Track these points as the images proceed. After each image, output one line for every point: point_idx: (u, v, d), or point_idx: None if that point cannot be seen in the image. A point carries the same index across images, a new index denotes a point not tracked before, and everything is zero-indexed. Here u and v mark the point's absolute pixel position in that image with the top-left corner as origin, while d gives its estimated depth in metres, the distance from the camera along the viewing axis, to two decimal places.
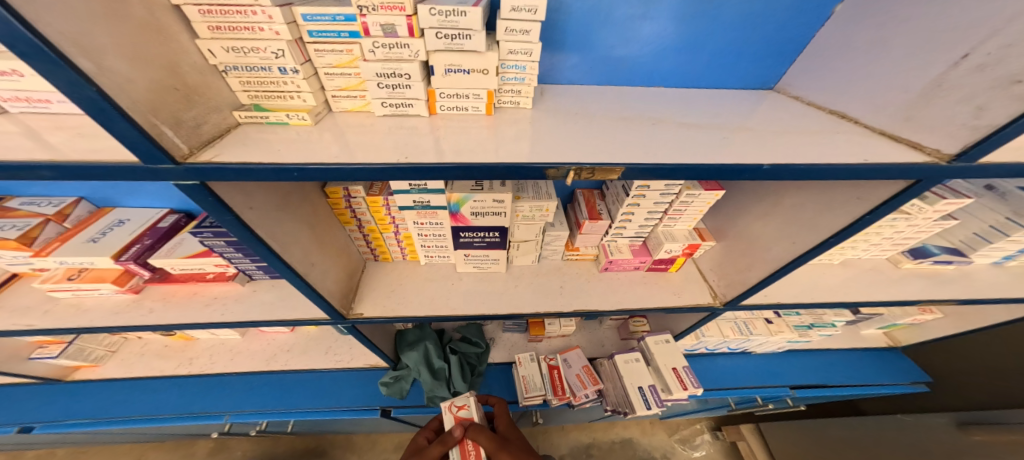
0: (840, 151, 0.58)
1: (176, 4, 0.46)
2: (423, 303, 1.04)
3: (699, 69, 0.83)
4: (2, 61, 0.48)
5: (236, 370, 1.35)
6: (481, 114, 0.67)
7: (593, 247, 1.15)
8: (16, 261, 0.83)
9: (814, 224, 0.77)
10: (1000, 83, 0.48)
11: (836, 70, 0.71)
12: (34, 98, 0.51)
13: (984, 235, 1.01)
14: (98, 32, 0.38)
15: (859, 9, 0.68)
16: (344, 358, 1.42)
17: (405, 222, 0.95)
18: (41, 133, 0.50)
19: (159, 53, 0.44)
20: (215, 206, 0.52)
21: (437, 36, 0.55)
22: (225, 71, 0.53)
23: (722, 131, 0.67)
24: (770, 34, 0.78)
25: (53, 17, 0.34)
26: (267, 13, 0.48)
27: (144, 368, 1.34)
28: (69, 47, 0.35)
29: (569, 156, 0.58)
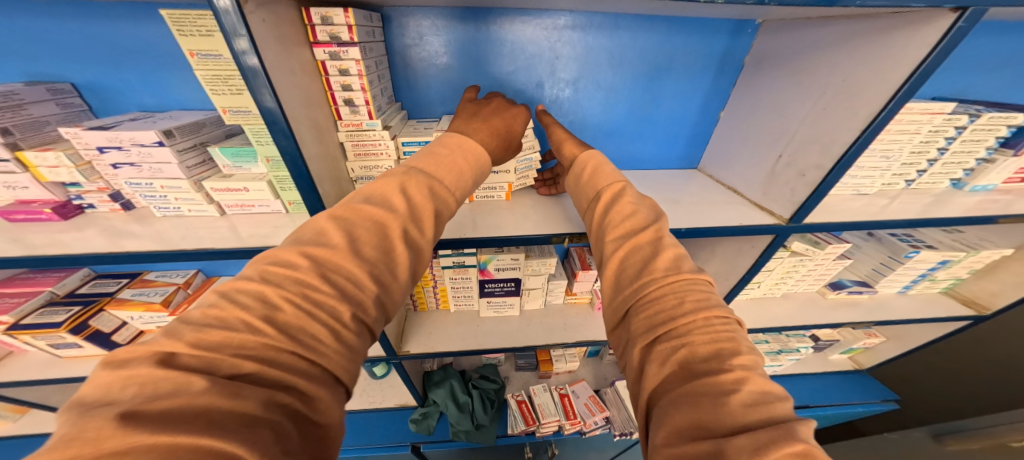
0: (726, 215, 0.93)
1: (342, 142, 0.85)
2: (454, 341, 1.30)
3: (645, 151, 1.23)
4: (239, 184, 0.82)
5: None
6: (501, 199, 1.04)
7: (587, 292, 1.44)
8: (151, 319, 1.11)
9: (736, 267, 1.09)
10: (797, 174, 0.87)
11: (727, 158, 1.11)
12: (246, 204, 0.85)
13: (879, 270, 1.31)
14: (324, 172, 0.75)
15: (731, 120, 1.10)
16: (377, 400, 1.61)
17: (442, 277, 1.26)
18: (246, 227, 0.84)
19: (337, 176, 0.82)
20: None
21: None
22: (357, 180, 0.91)
23: (661, 203, 1.02)
24: (688, 132, 1.20)
25: (314, 166, 0.71)
26: (386, 144, 0.87)
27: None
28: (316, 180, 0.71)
29: (561, 227, 0.91)
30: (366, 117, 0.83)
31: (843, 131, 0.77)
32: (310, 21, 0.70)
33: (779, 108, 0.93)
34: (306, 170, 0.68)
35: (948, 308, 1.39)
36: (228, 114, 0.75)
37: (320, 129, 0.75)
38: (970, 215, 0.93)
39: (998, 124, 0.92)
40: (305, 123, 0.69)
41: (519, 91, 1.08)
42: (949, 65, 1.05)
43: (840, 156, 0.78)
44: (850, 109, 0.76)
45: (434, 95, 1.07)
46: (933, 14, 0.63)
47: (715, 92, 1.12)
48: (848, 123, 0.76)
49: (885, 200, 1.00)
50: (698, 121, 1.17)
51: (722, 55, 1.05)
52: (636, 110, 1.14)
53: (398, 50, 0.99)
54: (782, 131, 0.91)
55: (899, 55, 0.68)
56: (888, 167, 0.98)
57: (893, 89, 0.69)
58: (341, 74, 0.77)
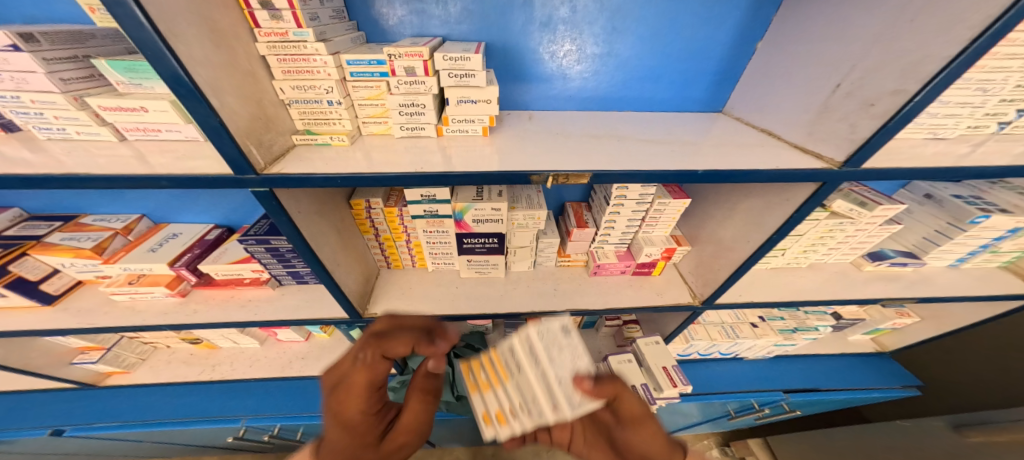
0: (761, 159, 0.73)
1: (263, 55, 0.65)
2: (429, 305, 1.16)
3: (662, 94, 0.99)
4: (133, 101, 0.64)
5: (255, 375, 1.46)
6: (479, 136, 0.83)
7: (583, 254, 1.28)
8: (84, 268, 0.98)
9: (761, 225, 0.88)
10: (863, 106, 0.65)
11: (761, 91, 0.88)
12: (150, 127, 0.68)
13: (933, 238, 1.13)
14: (224, 81, 0.56)
15: (773, 47, 0.85)
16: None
17: (416, 231, 1.11)
18: (149, 155, 0.67)
19: (254, 93, 0.62)
20: (279, 209, 0.70)
21: (448, 75, 0.72)
22: (289, 104, 0.71)
23: (674, 145, 0.83)
24: (720, 68, 0.95)
25: (201, 68, 0.51)
26: (323, 60, 0.67)
27: (170, 374, 1.46)
28: (204, 87, 0.51)
29: (552, 167, 0.73)
30: (292, 24, 0.63)
31: (947, 40, 0.54)
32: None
33: (842, 19, 0.68)
34: (181, 70, 0.48)
35: (1007, 286, 1.20)
36: (97, 15, 0.57)
37: (217, 25, 0.55)
38: None
39: None
40: (179, 8, 0.49)
41: (503, 5, 0.85)
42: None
43: (932, 77, 0.56)
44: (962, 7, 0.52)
45: (397, 13, 0.85)
46: None
47: (753, 15, 0.86)
48: (958, 27, 0.53)
49: (967, 146, 0.79)
50: (732, 55, 0.92)
51: None
52: (654, 37, 0.90)
53: None
54: (846, 51, 0.68)
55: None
56: (982, 104, 0.75)
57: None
58: None
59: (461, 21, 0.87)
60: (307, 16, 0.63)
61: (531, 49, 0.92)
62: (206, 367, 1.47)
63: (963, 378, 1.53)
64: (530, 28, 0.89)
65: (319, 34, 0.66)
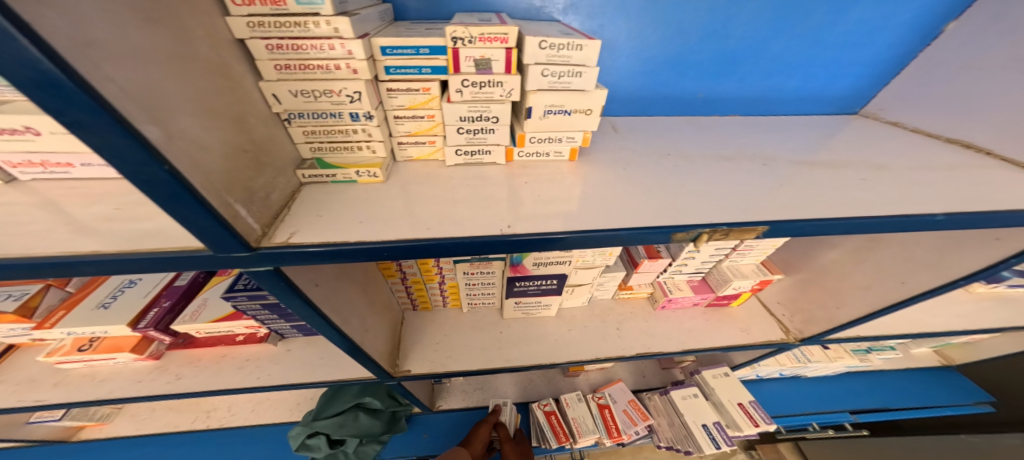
0: (990, 191, 0.52)
1: (241, 38, 0.39)
2: (474, 355, 0.95)
3: (785, 91, 0.76)
4: (12, 118, 0.38)
5: (257, 424, 1.23)
6: (565, 160, 0.60)
7: (648, 285, 1.07)
8: (11, 333, 0.73)
9: (936, 267, 0.72)
10: None
11: (955, 89, 0.65)
12: (52, 161, 0.42)
13: None
14: (171, 89, 0.30)
15: (986, 19, 0.61)
16: None
17: (453, 273, 0.87)
18: (68, 207, 0.41)
19: (227, 104, 0.37)
20: (286, 290, 0.46)
21: (543, 73, 0.47)
22: (288, 119, 0.46)
23: (841, 169, 0.60)
24: (875, 56, 0.71)
25: (115, 68, 0.25)
26: (346, 47, 0.41)
27: (156, 425, 1.23)
28: (129, 109, 0.26)
29: (695, 212, 0.51)
30: None
31: None
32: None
33: None
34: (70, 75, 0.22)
35: None
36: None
37: None
38: None
39: None
40: None
41: None
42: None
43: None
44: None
45: None
46: None
47: None
48: None
49: None
50: (901, 40, 0.68)
51: None
52: (800, 12, 0.64)
53: None
54: None
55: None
56: None
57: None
58: None
59: None
60: None
61: (625, 29, 0.65)
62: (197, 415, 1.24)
63: None
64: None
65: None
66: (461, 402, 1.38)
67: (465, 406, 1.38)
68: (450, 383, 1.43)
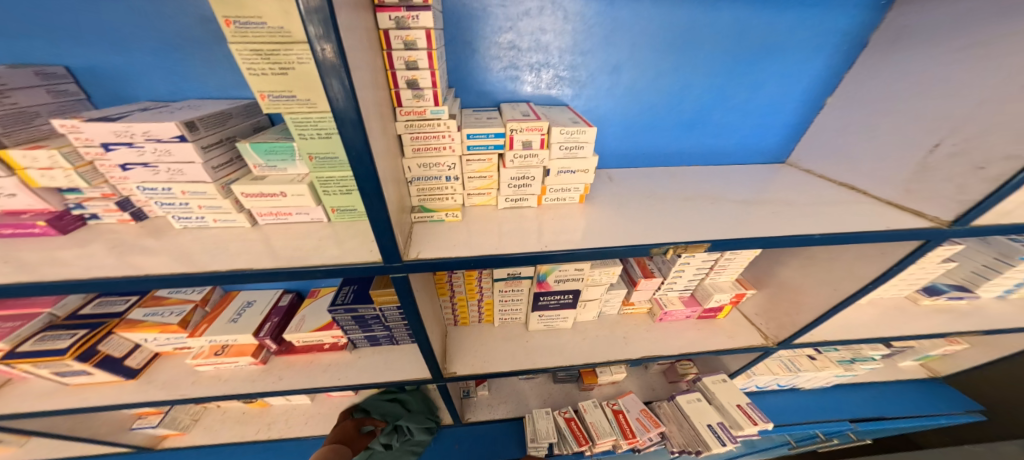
0: (860, 220, 0.76)
1: (399, 133, 0.64)
2: (505, 359, 1.18)
3: (728, 146, 1.06)
4: (275, 187, 0.65)
5: (312, 435, 1.39)
6: (574, 203, 0.89)
7: (647, 301, 1.32)
8: (166, 342, 0.98)
9: (852, 275, 0.97)
10: (972, 168, 0.67)
11: (840, 148, 0.93)
12: (282, 212, 0.69)
13: (983, 272, 1.21)
14: (387, 172, 0.56)
15: (846, 102, 0.92)
16: None
17: (490, 292, 1.16)
18: (287, 243, 0.67)
19: (396, 176, 0.63)
20: (406, 290, 0.71)
21: (560, 147, 0.76)
22: (411, 181, 0.72)
23: (767, 206, 0.86)
24: (784, 121, 1.01)
25: (382, 165, 0.52)
26: (451, 136, 0.67)
27: (227, 435, 1.39)
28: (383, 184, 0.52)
29: (666, 236, 0.76)
30: (431, 102, 0.62)
31: None
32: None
33: (939, 81, 0.73)
34: (375, 173, 0.49)
35: None
36: (233, 28, 0.50)
37: (382, 112, 0.56)
38: None
39: None
40: (372, 109, 0.50)
41: (605, 73, 0.91)
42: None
43: None
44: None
45: (495, 75, 0.88)
46: None
47: (833, 73, 0.92)
48: None
49: None
50: (799, 110, 0.99)
51: (845, 32, 0.86)
52: (729, 91, 0.96)
53: (456, 21, 0.80)
54: (943, 109, 0.72)
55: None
56: None
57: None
58: (407, 48, 0.56)
59: (551, 88, 0.92)
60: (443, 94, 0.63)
61: (608, 109, 0.97)
62: (261, 427, 1.41)
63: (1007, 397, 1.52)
64: (615, 91, 0.94)
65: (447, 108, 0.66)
66: (487, 414, 1.58)
67: (492, 417, 1.57)
68: (477, 398, 1.63)
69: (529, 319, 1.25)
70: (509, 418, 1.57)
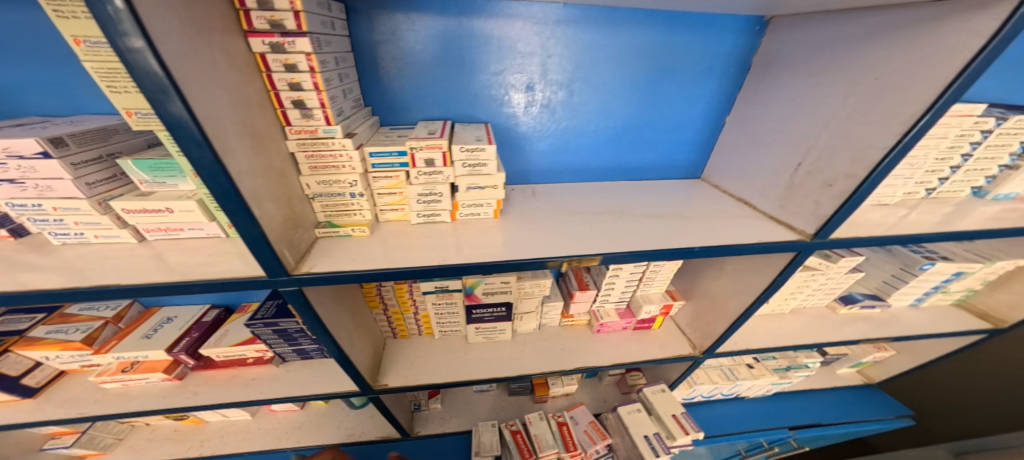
0: (743, 233, 0.82)
1: (291, 151, 0.65)
2: (441, 371, 1.17)
3: (644, 162, 1.13)
4: (159, 203, 0.65)
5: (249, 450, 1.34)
6: (489, 218, 0.91)
7: (585, 313, 1.34)
8: (70, 359, 0.93)
9: (749, 285, 1.02)
10: (823, 186, 0.73)
11: (735, 164, 1.00)
12: (172, 227, 0.69)
13: (892, 281, 1.26)
14: (265, 187, 0.55)
15: (738, 122, 0.99)
16: (358, 431, 1.46)
17: (424, 304, 1.15)
18: (175, 257, 0.67)
19: (285, 191, 0.62)
20: (303, 305, 0.69)
21: (463, 165, 0.78)
22: (312, 197, 0.72)
23: (671, 220, 0.91)
24: (690, 137, 1.09)
25: (249, 181, 0.51)
26: (349, 155, 0.68)
27: (155, 453, 1.29)
28: (251, 199, 0.51)
29: (561, 249, 0.80)
30: (323, 121, 0.64)
31: (885, 134, 0.62)
32: (242, 4, 0.52)
33: (798, 105, 0.79)
34: (234, 188, 0.47)
35: (961, 322, 1.31)
36: (82, 47, 0.51)
37: (256, 128, 0.55)
38: (996, 227, 0.79)
39: (1020, 127, 0.80)
40: (232, 124, 0.49)
41: (518, 95, 0.96)
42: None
43: (874, 165, 0.63)
44: (891, 107, 0.61)
45: (410, 96, 0.92)
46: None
47: (727, 94, 1.01)
48: (892, 123, 0.61)
49: (906, 209, 0.88)
50: (703, 128, 1.07)
51: (727, 54, 0.94)
52: (635, 111, 1.03)
53: (366, 46, 0.84)
54: (803, 131, 0.78)
55: (954, 43, 0.55)
56: (912, 176, 0.82)
57: (943, 83, 0.55)
58: (288, 71, 0.58)
59: (469, 108, 0.96)
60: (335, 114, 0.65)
61: (526, 126, 1.02)
62: (186, 447, 1.32)
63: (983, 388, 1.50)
64: (531, 109, 0.99)
65: (344, 127, 0.68)
66: (437, 427, 1.55)
67: (443, 431, 1.54)
68: (429, 411, 1.60)
69: (466, 332, 1.26)
70: (459, 431, 1.55)
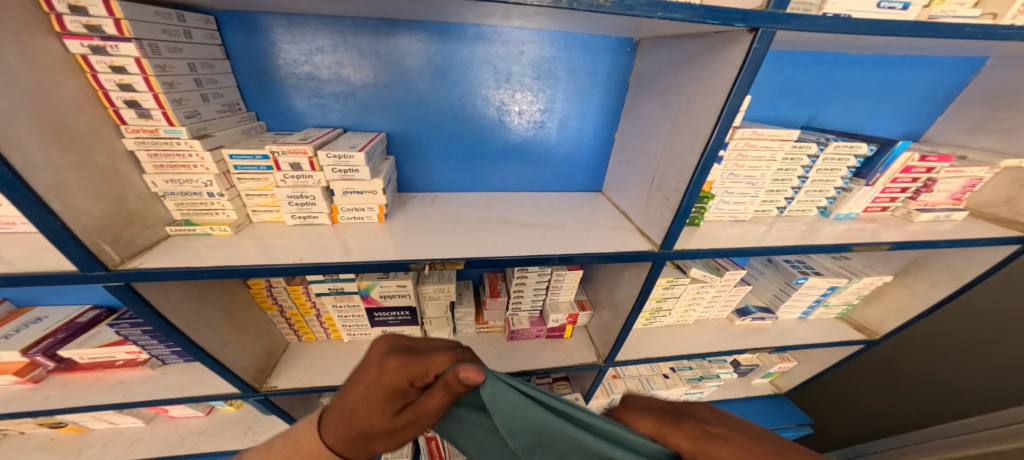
0: (602, 243, 0.88)
1: (131, 150, 0.67)
2: (339, 374, 1.16)
3: (546, 175, 1.17)
4: None
5: (130, 458, 1.29)
6: (374, 222, 0.90)
7: (500, 320, 1.36)
8: None
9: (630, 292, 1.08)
10: (663, 200, 0.80)
11: (618, 179, 1.07)
12: (3, 220, 0.68)
13: (779, 295, 1.37)
14: (73, 182, 0.57)
15: (621, 140, 1.06)
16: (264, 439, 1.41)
17: (325, 305, 1.13)
18: (0, 249, 0.66)
19: (114, 189, 0.64)
20: (136, 300, 0.68)
21: (332, 170, 0.79)
22: (164, 196, 0.72)
23: (549, 230, 0.96)
24: (585, 151, 1.14)
25: (43, 176, 0.53)
26: (200, 156, 0.69)
27: None
28: (44, 192, 0.53)
29: (428, 253, 0.82)
30: (164, 122, 0.65)
31: (691, 155, 0.69)
32: (51, 8, 0.54)
33: (650, 126, 0.87)
34: (16, 180, 0.50)
35: (844, 333, 1.41)
36: None
37: (70, 126, 0.58)
38: (831, 244, 0.87)
39: (846, 154, 0.86)
40: (24, 121, 0.52)
41: (408, 105, 0.99)
42: (812, 92, 0.99)
43: (688, 182, 0.71)
44: (694, 130, 0.68)
45: (302, 103, 0.93)
46: (737, 35, 0.58)
47: (613, 111, 1.07)
48: (695, 144, 0.68)
49: (764, 226, 0.94)
50: (596, 144, 1.13)
51: (606, 72, 1.00)
52: (528, 127, 1.07)
53: (245, 54, 0.85)
54: (653, 150, 0.85)
55: (722, 74, 0.62)
56: (756, 194, 0.89)
57: (717, 111, 0.63)
58: (115, 72, 0.60)
59: (360, 115, 0.98)
60: (181, 114, 0.67)
61: (421, 135, 1.04)
62: (65, 455, 1.28)
63: (904, 379, 1.47)
64: (424, 120, 1.02)
65: (196, 129, 0.69)
66: None
67: None
68: None
69: (373, 336, 1.25)
70: None
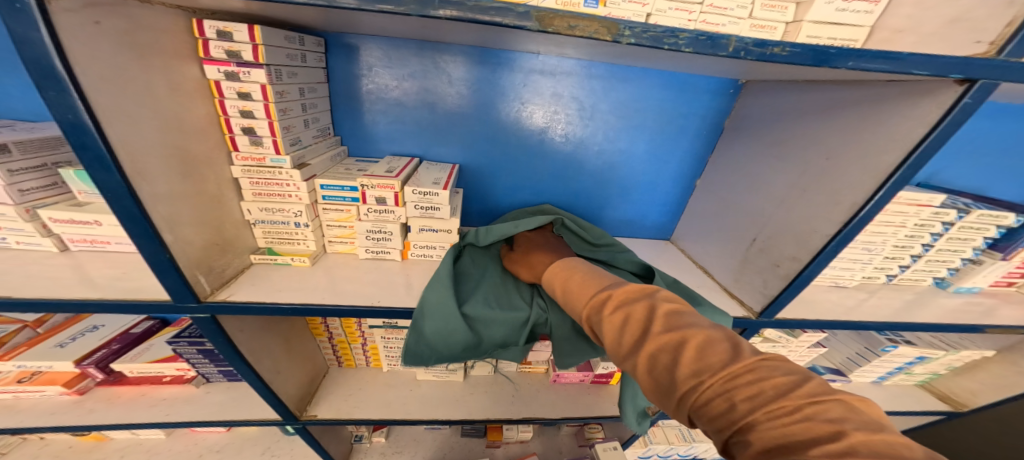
0: None
1: (236, 177, 0.66)
2: (378, 406, 1.10)
3: (615, 217, 1.11)
4: (88, 215, 0.64)
5: None
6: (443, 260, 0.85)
7: (544, 362, 1.28)
8: None
9: None
10: (771, 264, 0.73)
11: (697, 228, 1.00)
12: (98, 240, 0.67)
13: (855, 359, 1.24)
14: (185, 213, 0.56)
15: (705, 188, 1.00)
16: None
17: (373, 336, 1.09)
18: (89, 267, 0.64)
19: (216, 217, 0.62)
20: (214, 331, 0.66)
21: (415, 206, 0.75)
22: (254, 223, 0.70)
23: None
24: (662, 196, 1.08)
25: (163, 206, 0.52)
26: (297, 186, 0.67)
27: None
28: (161, 223, 0.51)
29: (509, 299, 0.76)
30: (271, 150, 0.64)
31: (826, 221, 0.63)
32: (202, 34, 0.55)
33: (755, 179, 0.81)
34: (139, 210, 0.48)
35: (924, 404, 1.28)
36: None
37: (190, 155, 0.56)
38: (954, 322, 0.77)
39: (988, 223, 0.77)
40: (156, 150, 0.51)
41: (489, 136, 0.96)
42: None
43: (817, 249, 0.64)
44: (835, 192, 0.62)
45: (383, 129, 0.92)
46: (935, 86, 0.52)
47: (699, 157, 1.02)
48: (835, 209, 0.62)
49: (865, 293, 0.86)
50: (674, 189, 1.06)
51: (700, 115, 0.95)
52: (608, 166, 1.03)
53: (342, 77, 0.85)
54: (757, 205, 0.79)
55: (898, 131, 0.56)
56: (869, 260, 0.81)
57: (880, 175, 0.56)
58: (241, 99, 0.60)
59: (439, 145, 0.95)
60: (287, 142, 0.65)
61: (495, 166, 1.01)
62: None
63: None
64: (501, 151, 0.99)
65: (297, 158, 0.67)
66: None
67: None
68: (370, 445, 1.49)
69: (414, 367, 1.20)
70: None
